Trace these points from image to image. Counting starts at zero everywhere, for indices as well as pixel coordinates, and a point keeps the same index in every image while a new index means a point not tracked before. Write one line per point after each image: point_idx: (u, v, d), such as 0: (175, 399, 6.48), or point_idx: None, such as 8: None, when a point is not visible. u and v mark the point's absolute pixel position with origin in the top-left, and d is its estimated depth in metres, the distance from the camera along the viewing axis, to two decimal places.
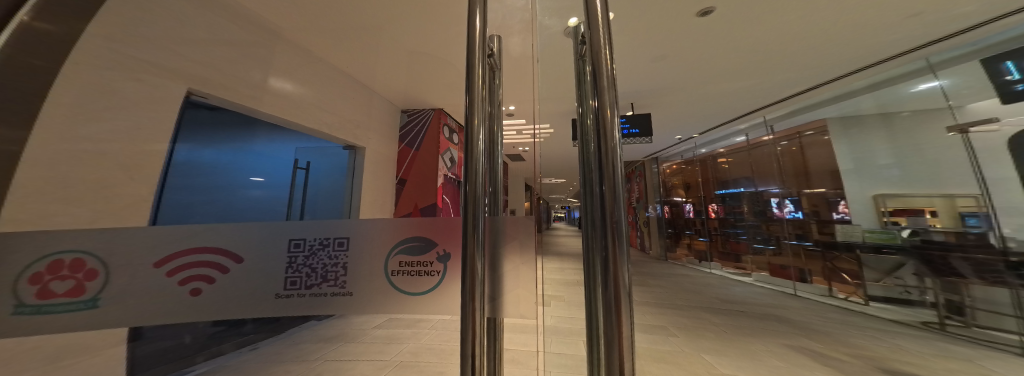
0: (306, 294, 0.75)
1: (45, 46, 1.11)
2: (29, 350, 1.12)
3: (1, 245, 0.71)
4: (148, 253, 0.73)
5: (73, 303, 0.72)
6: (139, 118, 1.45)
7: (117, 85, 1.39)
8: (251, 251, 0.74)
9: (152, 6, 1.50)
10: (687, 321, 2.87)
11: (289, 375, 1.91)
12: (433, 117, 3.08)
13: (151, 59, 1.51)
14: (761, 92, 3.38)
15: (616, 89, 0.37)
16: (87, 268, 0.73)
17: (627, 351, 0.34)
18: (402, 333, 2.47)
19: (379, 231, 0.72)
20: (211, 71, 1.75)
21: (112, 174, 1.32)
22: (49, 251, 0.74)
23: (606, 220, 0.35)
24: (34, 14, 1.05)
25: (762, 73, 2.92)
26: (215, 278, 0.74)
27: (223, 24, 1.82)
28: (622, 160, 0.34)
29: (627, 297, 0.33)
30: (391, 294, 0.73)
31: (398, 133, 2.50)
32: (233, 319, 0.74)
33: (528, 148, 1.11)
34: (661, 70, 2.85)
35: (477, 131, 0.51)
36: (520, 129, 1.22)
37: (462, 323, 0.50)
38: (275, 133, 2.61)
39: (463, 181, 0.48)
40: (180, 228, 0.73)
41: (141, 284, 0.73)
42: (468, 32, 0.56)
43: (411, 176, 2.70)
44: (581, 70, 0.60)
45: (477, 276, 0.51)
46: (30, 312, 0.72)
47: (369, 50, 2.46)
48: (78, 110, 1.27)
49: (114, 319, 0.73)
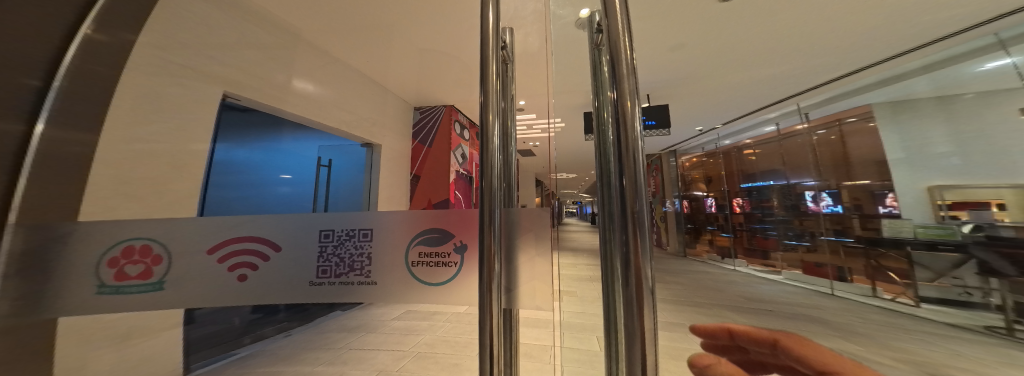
0: (336, 282, 0.81)
1: (107, 55, 1.25)
2: (103, 328, 1.28)
3: (92, 234, 0.83)
4: (202, 241, 0.82)
5: (144, 285, 0.82)
6: (184, 120, 1.57)
7: (167, 90, 1.51)
8: (287, 241, 0.81)
9: (192, 14, 1.59)
10: (708, 318, 2.76)
11: (319, 359, 2.06)
12: (444, 113, 3.35)
13: (193, 65, 1.61)
14: (798, 78, 3.09)
15: (636, 78, 0.37)
16: (153, 254, 0.82)
17: (650, 345, 0.33)
18: (419, 325, 2.60)
19: (400, 223, 0.77)
20: (242, 74, 1.86)
21: (163, 170, 1.44)
22: (121, 238, 0.83)
23: (627, 211, 0.35)
24: (95, 27, 1.20)
25: (798, 56, 2.67)
26: (258, 265, 0.81)
27: (253, 28, 1.92)
28: (643, 151, 0.34)
29: (650, 294, 0.33)
30: (413, 284, 0.77)
31: (411, 130, 3.33)
32: (274, 303, 0.81)
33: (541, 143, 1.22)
34: (682, 59, 2.70)
35: (492, 127, 0.52)
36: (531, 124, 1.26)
37: (480, 313, 0.51)
38: (299, 133, 2.83)
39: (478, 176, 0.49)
40: (229, 218, 0.81)
41: (197, 267, 0.82)
42: (481, 26, 0.56)
43: (424, 172, 3.27)
44: (597, 60, 0.59)
45: (494, 268, 0.54)
46: (110, 291, 0.82)
47: (383, 50, 2.50)
48: (136, 114, 1.39)
49: (173, 300, 0.83)
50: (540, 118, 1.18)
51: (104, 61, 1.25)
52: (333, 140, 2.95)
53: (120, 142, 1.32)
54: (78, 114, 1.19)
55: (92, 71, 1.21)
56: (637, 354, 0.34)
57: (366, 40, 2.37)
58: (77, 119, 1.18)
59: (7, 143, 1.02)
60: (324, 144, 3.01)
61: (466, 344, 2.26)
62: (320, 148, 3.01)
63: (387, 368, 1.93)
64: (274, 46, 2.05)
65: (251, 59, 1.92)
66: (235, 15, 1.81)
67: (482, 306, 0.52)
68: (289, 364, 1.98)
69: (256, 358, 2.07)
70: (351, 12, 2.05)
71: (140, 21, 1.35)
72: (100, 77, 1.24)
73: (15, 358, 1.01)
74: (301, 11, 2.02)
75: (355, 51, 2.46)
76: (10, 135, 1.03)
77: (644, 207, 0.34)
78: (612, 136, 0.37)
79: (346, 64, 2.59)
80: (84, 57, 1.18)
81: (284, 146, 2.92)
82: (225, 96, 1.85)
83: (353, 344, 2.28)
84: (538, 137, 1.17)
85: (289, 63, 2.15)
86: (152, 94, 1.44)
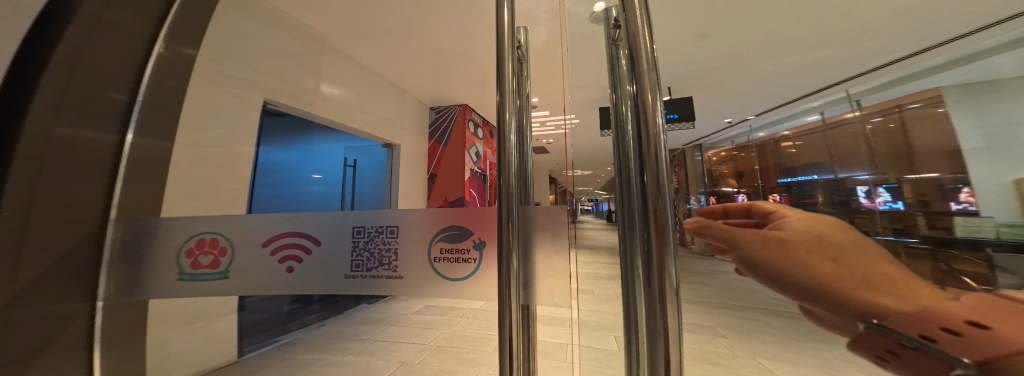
0: (367, 275, 0.87)
1: (178, 69, 1.37)
2: (174, 311, 1.47)
3: (172, 229, 0.96)
4: (257, 235, 0.92)
5: (213, 273, 0.94)
6: (230, 126, 1.73)
7: (218, 99, 1.67)
8: (326, 236, 0.89)
9: (233, 28, 1.75)
10: (738, 321, 2.54)
11: (348, 349, 2.20)
12: (459, 112, 3.32)
13: (235, 74, 1.77)
14: (851, 62, 2.73)
15: (656, 72, 0.37)
16: (219, 246, 0.94)
17: (673, 343, 0.34)
18: (436, 320, 2.72)
19: (424, 221, 0.82)
20: (275, 80, 2.02)
21: (216, 172, 1.61)
22: (194, 232, 0.95)
23: (648, 209, 0.35)
24: (166, 44, 1.30)
25: (848, 37, 2.37)
26: (302, 258, 0.90)
27: (283, 37, 2.08)
28: (664, 146, 0.34)
29: (671, 293, 0.34)
30: (437, 279, 0.82)
31: (428, 131, 3.18)
32: (317, 293, 0.90)
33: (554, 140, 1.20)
34: (706, 48, 2.53)
35: (509, 126, 0.55)
36: (544, 121, 1.29)
37: (500, 305, 0.55)
38: (327, 135, 3.12)
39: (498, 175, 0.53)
40: (277, 215, 0.91)
41: (253, 259, 0.92)
42: (497, 26, 0.58)
43: (440, 170, 3.11)
44: (614, 56, 0.59)
45: (512, 264, 0.57)
46: (187, 278, 0.95)
47: (400, 53, 2.60)
48: (198, 123, 1.56)
49: (234, 288, 0.94)
50: (555, 114, 1.20)
51: (175, 75, 1.36)
52: (359, 141, 3.09)
53: (187, 148, 1.48)
54: (160, 125, 1.30)
55: (166, 86, 1.32)
56: (658, 352, 0.35)
57: (385, 45, 2.49)
58: (158, 129, 1.29)
59: (105, 152, 1.12)
60: (351, 146, 3.21)
61: (482, 340, 2.33)
62: (346, 149, 3.21)
63: (409, 360, 2.03)
64: (302, 52, 2.20)
65: (284, 66, 2.08)
66: (268, 26, 1.97)
67: (500, 301, 0.56)
68: (322, 352, 2.14)
69: (295, 346, 2.24)
70: (371, 16, 2.16)
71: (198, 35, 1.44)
72: (174, 91, 1.38)
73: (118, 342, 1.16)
74: (328, 17, 2.14)
75: (374, 55, 2.59)
76: (105, 145, 1.12)
77: (666, 205, 0.35)
78: (631, 133, 0.38)
79: (366, 67, 2.70)
80: (161, 73, 1.29)
81: (315, 148, 3.23)
82: (265, 102, 2.02)
83: (378, 336, 2.42)
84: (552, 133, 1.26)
85: (316, 69, 2.31)
86: (206, 102, 1.60)
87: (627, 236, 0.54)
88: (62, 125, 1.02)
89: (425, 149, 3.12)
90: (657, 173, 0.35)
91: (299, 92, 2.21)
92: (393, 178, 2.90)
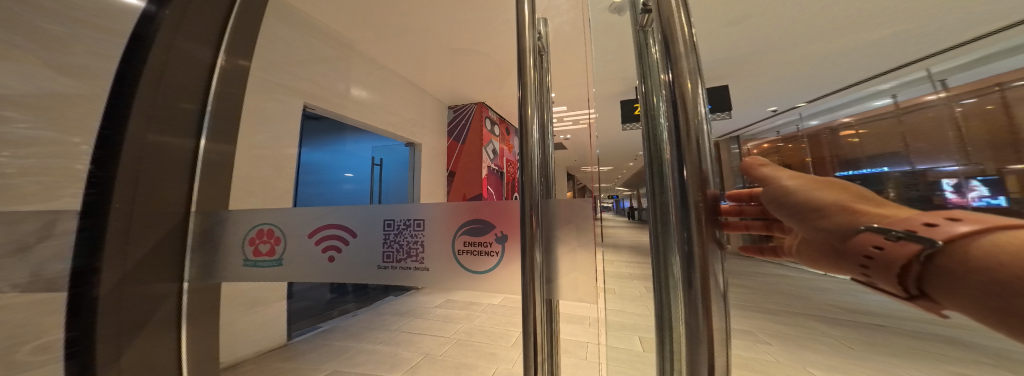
0: (397, 266, 0.91)
1: (236, 78, 1.47)
2: (238, 295, 1.66)
3: (237, 221, 1.09)
4: (304, 228, 1.01)
5: (269, 260, 1.05)
6: (277, 129, 1.90)
7: (267, 105, 1.85)
8: (360, 229, 0.95)
9: (278, 38, 1.91)
10: (785, 328, 2.31)
11: (379, 338, 2.35)
12: (475, 111, 3.48)
13: (280, 82, 1.94)
14: (935, 34, 2.33)
15: (696, 57, 0.35)
16: (272, 236, 1.05)
17: (717, 344, 0.32)
18: (457, 314, 2.81)
19: (448, 215, 0.85)
20: (313, 86, 2.19)
21: (269, 171, 1.79)
22: (253, 223, 1.07)
23: (687, 203, 0.33)
24: (226, 56, 1.41)
25: (933, 4, 2.02)
26: (341, 248, 0.97)
27: (319, 45, 2.24)
28: (704, 134, 0.32)
29: (715, 293, 0.32)
30: (462, 272, 0.84)
31: (447, 129, 3.24)
32: (353, 282, 0.97)
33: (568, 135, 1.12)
34: (747, 31, 2.30)
35: (531, 122, 0.60)
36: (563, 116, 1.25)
37: (523, 291, 0.58)
38: (358, 135, 3.31)
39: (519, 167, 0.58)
40: (319, 209, 0.99)
41: (301, 249, 1.01)
42: (517, 28, 0.64)
43: (459, 168, 3.26)
44: (643, 42, 0.54)
45: (535, 259, 0.59)
46: (250, 264, 1.07)
47: (422, 52, 2.70)
48: (254, 128, 1.74)
49: (287, 275, 1.04)
50: (574, 109, 1.16)
51: (233, 82, 1.46)
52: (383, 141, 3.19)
53: (247, 150, 1.66)
54: (223, 130, 1.42)
55: (225, 93, 1.42)
56: (702, 355, 0.32)
57: (408, 46, 2.61)
58: (222, 133, 1.42)
59: (183, 156, 1.25)
60: (377, 146, 3.33)
61: (501, 335, 2.38)
62: (373, 148, 3.31)
63: (432, 351, 2.13)
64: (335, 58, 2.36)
65: (320, 72, 2.24)
66: (306, 35, 2.13)
67: (524, 293, 0.58)
68: (356, 341, 2.32)
69: (334, 332, 2.43)
70: (396, 15, 2.27)
71: (249, 45, 1.53)
72: (233, 99, 1.48)
73: (196, 323, 1.30)
74: (359, 21, 2.29)
75: (398, 57, 2.73)
76: (183, 149, 1.25)
77: (705, 198, 0.33)
78: (666, 122, 0.35)
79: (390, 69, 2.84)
80: (224, 83, 1.42)
81: (347, 149, 3.28)
82: (304, 105, 2.19)
83: (404, 327, 2.56)
84: (571, 130, 1.17)
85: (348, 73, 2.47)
86: (258, 108, 1.77)
87: (659, 232, 0.52)
88: (153, 131, 1.18)
89: (444, 146, 3.08)
90: (700, 164, 0.32)
91: (332, 95, 2.31)
92: (416, 176, 2.85)
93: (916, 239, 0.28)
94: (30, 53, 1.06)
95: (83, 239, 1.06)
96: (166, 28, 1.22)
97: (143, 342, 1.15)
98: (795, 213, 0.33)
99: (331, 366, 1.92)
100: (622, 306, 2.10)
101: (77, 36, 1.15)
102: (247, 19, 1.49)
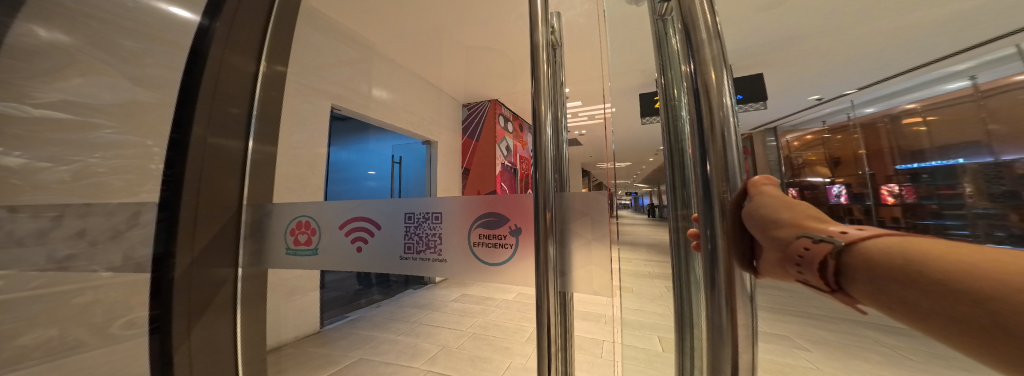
0: (417, 257, 0.96)
1: (276, 82, 1.56)
2: (280, 283, 1.83)
3: (282, 212, 1.20)
4: (337, 219, 1.09)
5: (307, 249, 1.13)
6: (308, 130, 2.06)
7: (301, 107, 2.00)
8: (382, 221, 1.01)
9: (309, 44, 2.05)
10: (826, 334, 2.13)
11: (401, 329, 2.48)
12: (489, 108, 3.08)
13: (309, 84, 2.08)
14: None
15: (720, 44, 0.33)
16: (307, 226, 1.14)
17: (743, 342, 0.30)
18: (473, 307, 2.88)
19: (463, 209, 0.88)
20: (339, 88, 2.34)
21: (304, 170, 1.94)
22: (295, 215, 1.17)
23: (711, 194, 0.32)
24: (269, 60, 1.50)
25: None
26: (366, 239, 1.04)
27: (343, 47, 2.37)
28: (734, 128, 0.31)
29: (744, 292, 0.30)
30: (480, 265, 0.86)
31: (460, 125, 3.00)
32: (377, 272, 1.03)
33: (585, 132, 1.12)
34: (787, 13, 2.08)
35: (543, 117, 0.61)
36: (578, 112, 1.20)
37: (537, 286, 0.59)
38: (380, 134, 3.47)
39: (535, 162, 0.59)
40: (348, 202, 1.07)
41: (335, 240, 1.09)
42: (530, 22, 0.64)
43: (474, 164, 2.70)
44: (661, 31, 0.52)
45: (549, 252, 0.60)
46: (291, 252, 1.17)
47: (435, 51, 2.77)
48: (291, 129, 1.89)
49: (323, 263, 1.12)
50: (590, 104, 1.13)
51: (275, 86, 1.55)
52: (401, 139, 3.21)
53: (287, 150, 1.82)
54: (268, 132, 1.52)
55: (269, 96, 1.51)
56: (726, 351, 0.31)
57: (423, 45, 2.70)
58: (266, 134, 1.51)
59: (235, 155, 1.36)
60: (398, 144, 3.30)
61: (516, 330, 2.43)
62: (393, 147, 3.33)
63: (449, 344, 2.22)
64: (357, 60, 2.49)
65: (345, 74, 2.38)
66: (332, 40, 2.27)
67: (538, 286, 0.59)
68: (380, 330, 2.47)
69: (361, 322, 2.60)
70: (412, 15, 2.35)
71: (286, 50, 1.61)
72: (275, 102, 1.57)
73: (248, 307, 1.43)
74: (377, 22, 2.42)
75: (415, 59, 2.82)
76: (235, 150, 1.36)
77: (731, 194, 0.31)
78: (691, 114, 0.34)
79: None
80: (269, 86, 1.51)
81: (370, 147, 3.48)
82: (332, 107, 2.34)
83: (423, 319, 2.66)
84: (585, 125, 1.14)
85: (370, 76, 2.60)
86: (295, 110, 1.95)
87: (681, 228, 0.54)
88: (212, 134, 1.30)
89: (459, 144, 2.83)
90: (726, 160, 0.31)
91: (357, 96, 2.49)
92: (432, 173, 2.69)
93: (833, 237, 0.29)
94: (111, 66, 1.30)
95: (162, 227, 1.20)
96: (216, 41, 1.34)
97: (207, 321, 1.28)
98: (754, 220, 0.32)
99: (358, 353, 2.07)
100: (640, 306, 2.06)
101: (149, 50, 1.35)
102: (283, 26, 1.59)
